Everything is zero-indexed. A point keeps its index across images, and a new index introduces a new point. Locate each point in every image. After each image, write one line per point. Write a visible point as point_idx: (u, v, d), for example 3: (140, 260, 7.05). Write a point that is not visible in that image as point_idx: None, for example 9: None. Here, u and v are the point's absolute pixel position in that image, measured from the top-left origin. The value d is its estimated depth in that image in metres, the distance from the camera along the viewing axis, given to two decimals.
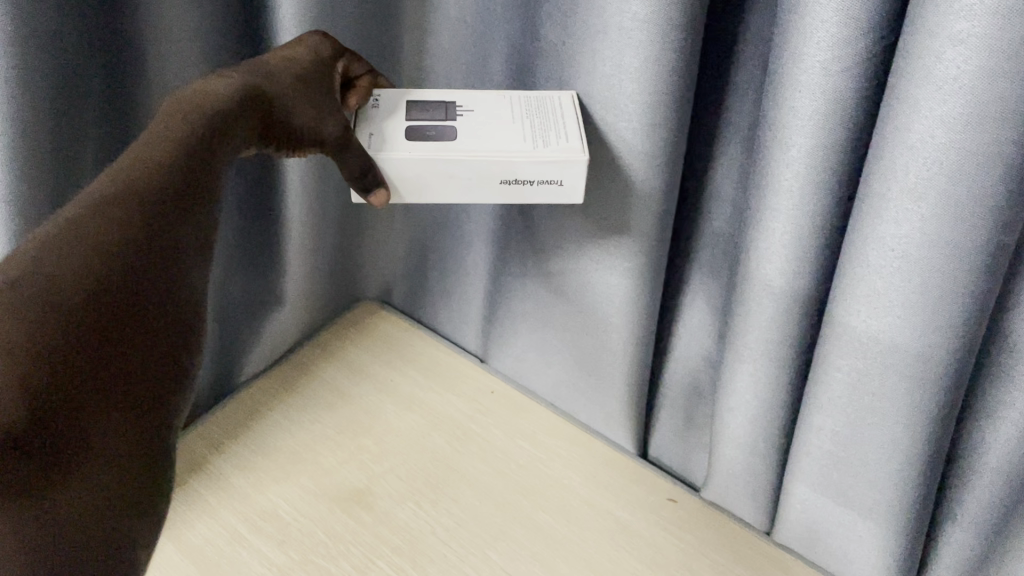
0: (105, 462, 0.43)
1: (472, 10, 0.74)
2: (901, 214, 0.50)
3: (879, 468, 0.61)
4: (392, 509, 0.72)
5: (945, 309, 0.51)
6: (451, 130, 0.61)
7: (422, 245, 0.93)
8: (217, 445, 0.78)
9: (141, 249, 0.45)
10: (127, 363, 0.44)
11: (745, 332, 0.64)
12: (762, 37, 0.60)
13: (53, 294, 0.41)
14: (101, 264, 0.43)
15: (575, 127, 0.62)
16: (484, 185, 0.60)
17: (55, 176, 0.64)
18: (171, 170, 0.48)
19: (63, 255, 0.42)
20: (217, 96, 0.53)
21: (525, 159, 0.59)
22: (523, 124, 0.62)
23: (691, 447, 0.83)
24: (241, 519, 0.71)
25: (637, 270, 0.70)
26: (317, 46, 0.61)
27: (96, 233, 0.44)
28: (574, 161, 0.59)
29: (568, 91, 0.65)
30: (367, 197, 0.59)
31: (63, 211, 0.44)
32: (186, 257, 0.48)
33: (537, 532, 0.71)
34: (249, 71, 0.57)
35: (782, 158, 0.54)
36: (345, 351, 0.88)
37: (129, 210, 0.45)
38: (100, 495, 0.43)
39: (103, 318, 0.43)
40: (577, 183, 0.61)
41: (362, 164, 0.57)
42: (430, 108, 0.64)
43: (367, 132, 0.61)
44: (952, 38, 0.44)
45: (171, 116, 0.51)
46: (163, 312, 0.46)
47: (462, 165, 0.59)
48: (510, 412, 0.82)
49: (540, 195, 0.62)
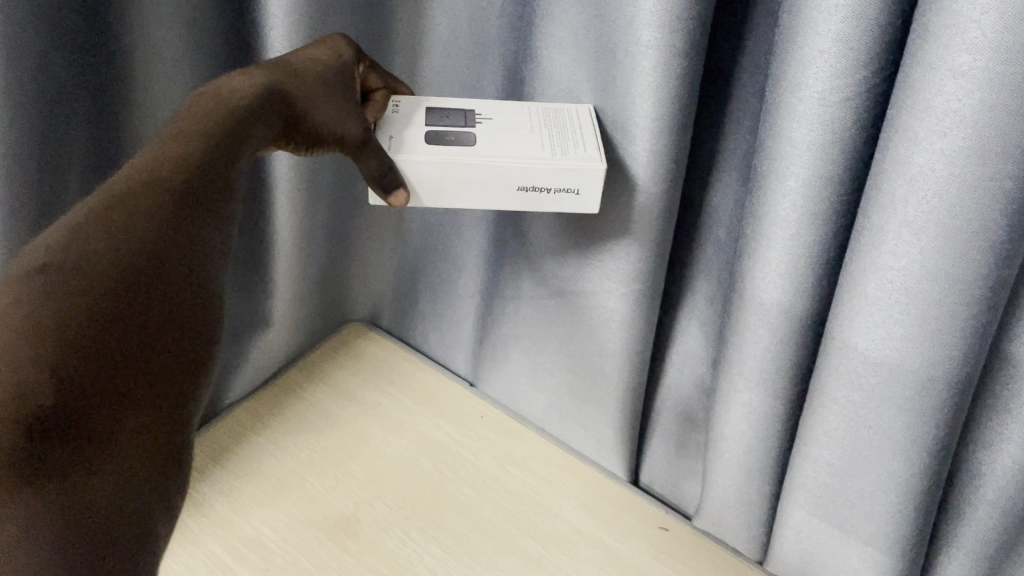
0: (136, 460, 0.41)
1: (467, 34, 0.73)
2: (899, 246, 0.49)
3: (876, 501, 0.61)
4: (380, 538, 0.71)
5: (945, 341, 0.51)
6: (471, 137, 0.60)
7: (413, 266, 0.92)
8: (204, 471, 0.76)
9: (161, 249, 0.44)
10: (155, 362, 0.43)
11: (740, 362, 0.63)
12: (759, 67, 0.60)
13: (78, 282, 0.41)
14: (119, 257, 0.42)
15: (591, 138, 0.61)
16: (500, 193, 0.59)
17: (40, 195, 0.62)
18: (189, 171, 0.47)
19: (81, 248, 0.42)
20: (242, 94, 0.52)
21: (542, 168, 0.58)
22: (541, 133, 0.61)
23: (683, 474, 0.82)
24: (226, 547, 0.69)
25: (634, 296, 0.69)
26: (339, 47, 0.60)
27: (117, 227, 0.43)
28: (591, 170, 0.58)
29: (585, 104, 0.64)
30: (388, 198, 0.57)
31: (86, 204, 0.44)
32: (207, 260, 0.47)
33: (527, 560, 0.70)
34: (273, 68, 0.56)
35: (779, 188, 0.54)
36: (333, 374, 0.87)
37: (151, 205, 0.45)
38: (125, 491, 0.41)
39: (125, 315, 0.42)
40: (594, 193, 0.60)
41: (381, 168, 0.57)
42: (449, 115, 0.62)
43: (386, 136, 0.60)
44: (953, 71, 0.43)
45: (194, 115, 0.50)
46: (190, 314, 0.45)
47: (477, 172, 0.58)
48: (499, 437, 0.81)
49: (556, 204, 0.60)
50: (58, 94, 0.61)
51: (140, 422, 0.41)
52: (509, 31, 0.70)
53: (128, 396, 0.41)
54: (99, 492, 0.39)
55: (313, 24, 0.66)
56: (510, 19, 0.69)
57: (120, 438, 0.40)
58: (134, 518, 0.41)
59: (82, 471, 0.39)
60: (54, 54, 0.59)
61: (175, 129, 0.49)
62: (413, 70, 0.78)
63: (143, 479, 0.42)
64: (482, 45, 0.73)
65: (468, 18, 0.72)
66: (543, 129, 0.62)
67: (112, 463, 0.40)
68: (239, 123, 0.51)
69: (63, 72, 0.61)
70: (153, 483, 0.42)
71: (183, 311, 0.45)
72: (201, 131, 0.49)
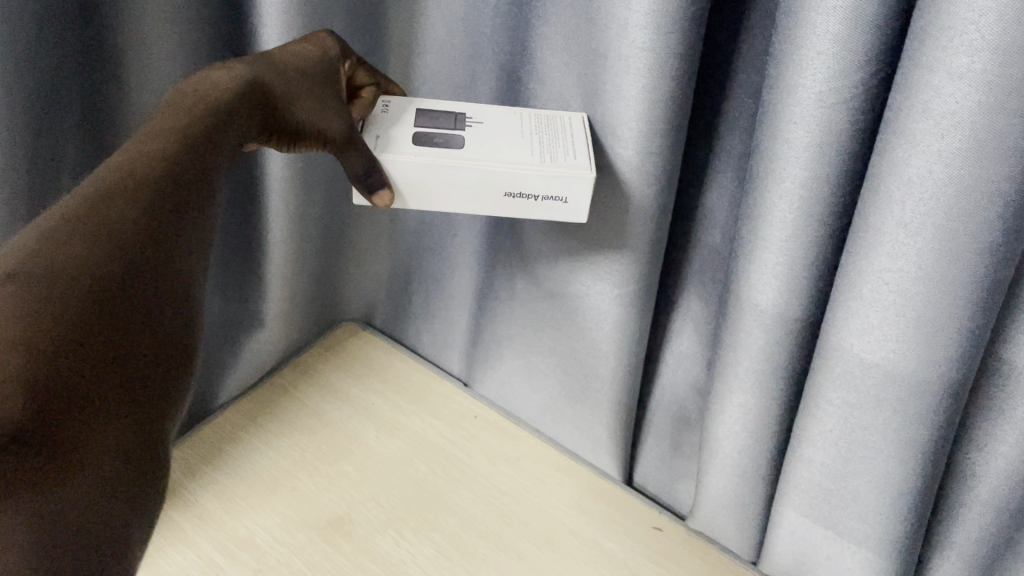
0: (113, 455, 0.41)
1: (463, 33, 0.73)
2: (895, 249, 0.49)
3: (870, 503, 0.61)
4: (372, 538, 0.70)
5: (940, 342, 0.51)
6: (460, 139, 0.60)
7: (407, 265, 0.92)
8: (195, 470, 0.75)
9: (140, 254, 0.44)
10: (132, 359, 0.43)
11: (734, 363, 0.63)
12: (755, 67, 0.60)
13: (50, 293, 0.40)
14: (92, 262, 0.42)
15: (582, 145, 0.60)
16: (488, 196, 0.59)
17: (31, 187, 0.62)
18: (169, 170, 0.47)
19: (55, 252, 0.41)
20: (222, 87, 0.52)
21: (531, 173, 0.58)
22: (532, 139, 0.61)
23: (678, 475, 0.82)
24: (218, 547, 0.69)
25: (627, 296, 0.69)
26: (325, 44, 0.60)
27: (93, 225, 0.43)
28: (579, 178, 0.58)
29: (578, 112, 0.64)
30: (371, 198, 0.57)
31: (60, 206, 0.44)
32: (183, 267, 0.47)
33: (520, 560, 0.70)
34: (255, 62, 0.55)
35: (775, 190, 0.54)
36: (325, 373, 0.86)
37: (131, 203, 0.44)
38: (106, 496, 0.41)
39: (101, 321, 0.41)
40: (582, 201, 0.59)
41: (365, 165, 0.56)
42: (438, 117, 0.62)
43: (374, 135, 0.60)
44: (952, 73, 0.43)
45: (171, 114, 0.49)
46: (170, 313, 0.45)
47: (466, 176, 0.58)
48: (492, 436, 0.81)
49: (542, 212, 0.60)
50: (49, 91, 0.61)
51: (116, 421, 0.41)
52: (505, 30, 0.70)
53: (102, 397, 0.41)
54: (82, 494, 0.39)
55: (307, 22, 0.65)
56: (506, 18, 0.69)
57: (97, 433, 0.40)
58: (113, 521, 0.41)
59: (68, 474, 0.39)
60: (48, 48, 0.59)
61: (155, 125, 0.49)
62: (408, 69, 0.77)
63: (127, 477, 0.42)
64: (477, 45, 0.73)
65: (464, 17, 0.72)
66: (534, 134, 0.61)
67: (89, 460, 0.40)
68: (221, 115, 0.51)
69: (56, 66, 0.61)
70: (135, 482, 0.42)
71: (162, 310, 0.45)
72: (183, 128, 0.48)
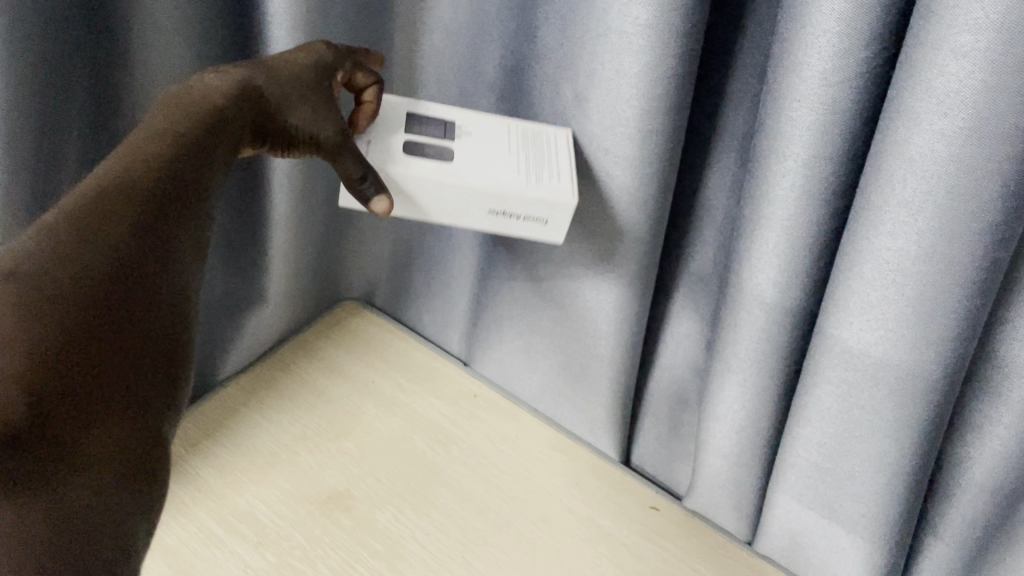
0: (113, 438, 0.42)
1: (468, 10, 0.73)
2: (896, 227, 0.50)
3: (866, 482, 0.61)
4: (370, 513, 0.71)
5: (938, 322, 0.52)
6: (447, 152, 0.61)
7: (409, 245, 0.92)
8: (193, 444, 0.76)
9: (133, 249, 0.44)
10: (128, 330, 0.44)
11: (734, 343, 0.64)
12: (759, 47, 0.60)
13: (46, 291, 0.40)
14: (81, 258, 0.42)
15: (566, 169, 0.62)
16: (473, 212, 0.60)
17: (40, 161, 0.62)
18: (160, 172, 0.47)
19: (53, 244, 0.42)
20: (213, 94, 0.52)
21: (516, 194, 0.59)
22: (519, 157, 0.62)
23: (676, 455, 0.83)
24: (218, 520, 0.69)
25: (628, 276, 0.69)
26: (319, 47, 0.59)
27: (87, 229, 0.43)
28: (562, 204, 0.59)
29: (564, 130, 0.66)
30: (368, 203, 0.56)
31: (58, 208, 0.44)
32: (180, 254, 0.48)
33: (517, 536, 0.70)
34: (247, 66, 0.56)
35: (778, 169, 0.54)
36: (326, 350, 0.87)
37: (126, 192, 0.45)
38: (109, 485, 0.41)
39: (92, 301, 0.42)
40: (562, 225, 0.61)
41: (360, 169, 0.56)
42: (428, 125, 0.63)
43: (365, 141, 0.60)
44: (955, 52, 0.44)
45: (163, 117, 0.50)
46: (164, 305, 0.46)
47: (452, 190, 0.59)
48: (490, 415, 0.81)
49: (523, 232, 0.62)
50: (57, 65, 0.60)
51: (110, 403, 0.42)
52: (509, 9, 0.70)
53: (98, 380, 0.42)
54: (88, 489, 0.40)
55: None
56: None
57: (91, 423, 0.41)
58: (118, 517, 0.41)
59: (72, 471, 0.39)
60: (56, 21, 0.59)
61: (144, 131, 0.49)
62: (412, 46, 0.78)
63: (126, 464, 0.42)
64: (481, 23, 0.73)
65: None
66: (522, 152, 0.63)
67: (87, 450, 0.40)
68: (210, 122, 0.51)
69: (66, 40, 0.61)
70: (140, 470, 0.43)
71: (153, 299, 0.46)
72: (174, 130, 0.49)
